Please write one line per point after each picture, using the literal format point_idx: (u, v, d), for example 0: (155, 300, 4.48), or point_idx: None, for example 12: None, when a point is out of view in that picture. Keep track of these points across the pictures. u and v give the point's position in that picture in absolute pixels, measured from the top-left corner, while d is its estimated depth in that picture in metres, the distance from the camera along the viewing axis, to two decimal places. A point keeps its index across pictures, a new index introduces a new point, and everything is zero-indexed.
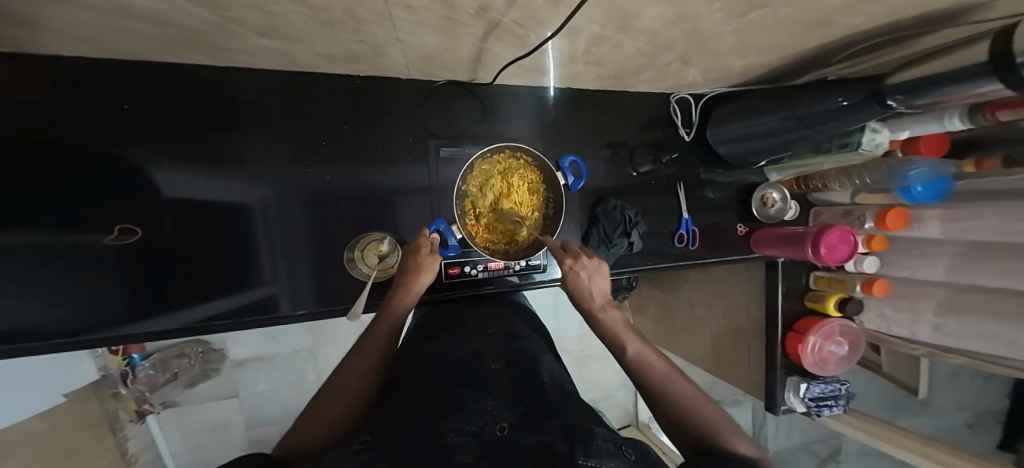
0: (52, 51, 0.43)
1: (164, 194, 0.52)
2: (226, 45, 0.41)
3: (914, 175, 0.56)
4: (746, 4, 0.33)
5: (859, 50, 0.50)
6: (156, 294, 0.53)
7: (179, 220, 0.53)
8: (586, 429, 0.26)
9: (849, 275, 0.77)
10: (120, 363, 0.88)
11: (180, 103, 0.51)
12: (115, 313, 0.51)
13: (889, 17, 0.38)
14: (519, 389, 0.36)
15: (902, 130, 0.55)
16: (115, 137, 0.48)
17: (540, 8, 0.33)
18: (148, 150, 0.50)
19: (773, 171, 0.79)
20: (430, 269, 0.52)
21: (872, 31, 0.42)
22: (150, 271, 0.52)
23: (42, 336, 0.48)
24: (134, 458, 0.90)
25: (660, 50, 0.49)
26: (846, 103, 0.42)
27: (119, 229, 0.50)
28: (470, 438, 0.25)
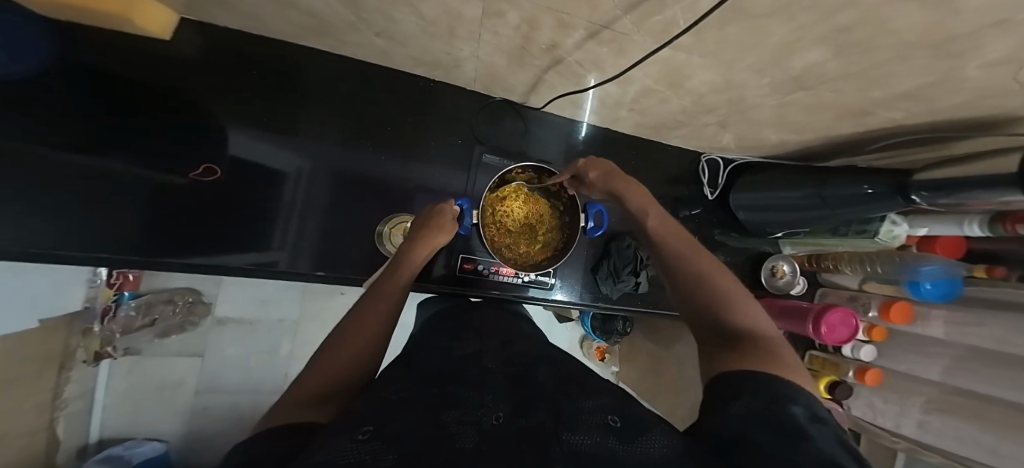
0: (211, 21, 0.52)
1: (229, 152, 0.56)
2: (345, 38, 0.49)
3: (927, 273, 0.58)
4: (793, 82, 0.38)
5: (896, 143, 0.53)
6: (178, 234, 0.54)
7: (233, 174, 0.56)
8: (576, 410, 0.29)
9: (844, 359, 0.77)
10: (108, 298, 0.87)
11: (256, 67, 0.56)
12: (133, 241, 0.52)
13: (922, 119, 0.42)
14: (517, 383, 0.36)
15: (920, 226, 0.57)
16: (205, 88, 0.54)
17: (606, 55, 0.37)
18: (233, 109, 0.55)
19: (786, 244, 0.81)
20: (448, 230, 0.58)
21: (904, 128, 0.46)
22: (187, 210, 0.54)
23: (67, 250, 0.47)
24: (64, 404, 0.80)
25: (701, 112, 0.54)
26: (871, 191, 0.46)
27: (202, 167, 0.55)
28: (470, 428, 0.25)
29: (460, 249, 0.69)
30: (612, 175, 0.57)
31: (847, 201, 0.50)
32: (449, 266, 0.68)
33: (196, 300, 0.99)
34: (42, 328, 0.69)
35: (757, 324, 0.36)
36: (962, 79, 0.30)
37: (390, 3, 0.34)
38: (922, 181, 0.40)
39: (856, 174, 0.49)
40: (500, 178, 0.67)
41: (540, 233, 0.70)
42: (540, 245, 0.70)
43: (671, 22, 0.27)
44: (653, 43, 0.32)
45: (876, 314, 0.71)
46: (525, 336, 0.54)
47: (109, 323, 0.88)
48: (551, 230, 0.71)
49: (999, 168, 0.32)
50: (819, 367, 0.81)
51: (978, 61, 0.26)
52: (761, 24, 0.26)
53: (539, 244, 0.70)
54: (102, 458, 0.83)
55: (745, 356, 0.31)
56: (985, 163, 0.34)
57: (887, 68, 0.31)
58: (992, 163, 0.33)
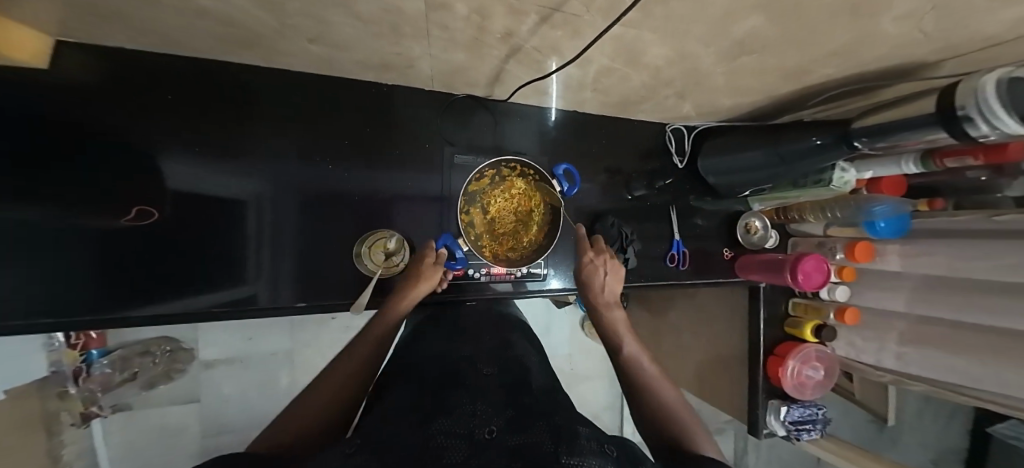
0: (113, 43, 0.44)
1: (170, 185, 0.50)
2: (274, 47, 0.46)
3: (880, 212, 0.64)
4: (738, 48, 0.39)
5: (832, 96, 0.58)
6: (129, 284, 0.48)
7: (180, 211, 0.51)
8: (571, 429, 0.28)
9: (824, 303, 0.83)
10: (75, 359, 0.78)
11: (192, 90, 0.51)
12: (78, 299, 0.45)
13: (857, 69, 0.45)
14: (512, 396, 0.37)
15: (866, 170, 0.62)
16: (129, 116, 0.47)
17: (561, 39, 0.37)
18: (171, 137, 0.49)
19: (756, 202, 0.83)
20: (430, 278, 0.56)
21: (843, 79, 0.49)
22: (135, 257, 0.48)
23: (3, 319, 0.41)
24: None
25: (660, 85, 0.55)
26: (818, 142, 0.50)
27: (136, 210, 0.48)
28: (459, 440, 0.25)
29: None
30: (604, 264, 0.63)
31: (802, 153, 0.53)
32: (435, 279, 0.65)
33: (176, 347, 0.94)
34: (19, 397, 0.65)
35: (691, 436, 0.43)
36: (883, 31, 0.32)
37: (325, 9, 0.32)
38: (861, 129, 0.45)
39: (803, 129, 0.53)
40: (478, 173, 0.66)
41: (529, 219, 0.70)
42: (537, 227, 0.71)
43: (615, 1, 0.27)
44: (603, 22, 0.32)
45: (843, 256, 0.77)
46: (520, 346, 0.57)
47: (86, 383, 0.81)
48: (539, 210, 0.71)
49: (922, 109, 0.38)
50: (802, 313, 0.87)
51: (891, 15, 0.28)
52: None
53: (535, 228, 0.71)
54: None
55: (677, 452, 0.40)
56: (909, 108, 0.40)
57: (818, 29, 0.32)
58: (914, 107, 0.39)
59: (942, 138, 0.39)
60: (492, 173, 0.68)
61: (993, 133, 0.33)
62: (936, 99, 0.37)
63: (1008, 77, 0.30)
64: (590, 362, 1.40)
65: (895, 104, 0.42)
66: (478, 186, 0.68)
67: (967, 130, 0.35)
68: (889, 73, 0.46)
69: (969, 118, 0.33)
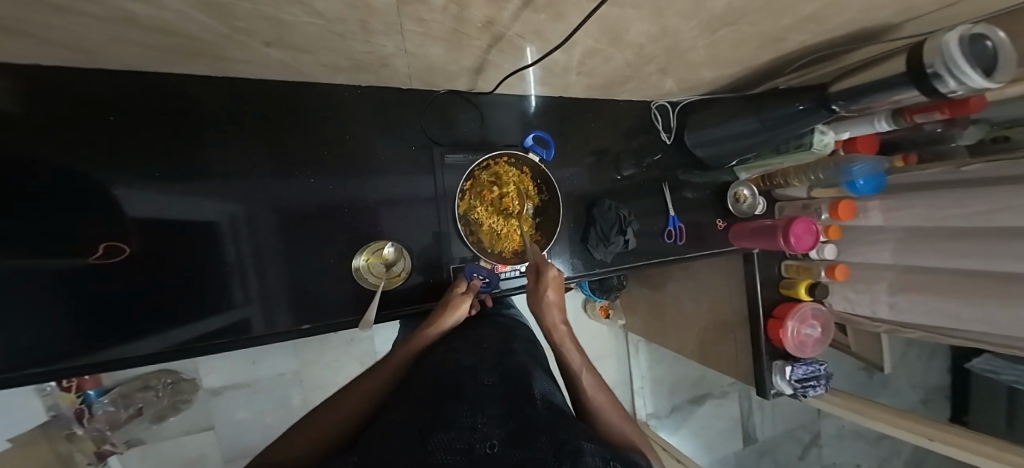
0: (34, 60, 0.39)
1: (129, 215, 0.47)
2: (223, 54, 0.43)
3: (858, 171, 0.66)
4: (719, 21, 0.39)
5: (805, 63, 0.60)
6: (108, 324, 0.46)
7: (148, 243, 0.48)
8: (575, 445, 0.28)
9: (814, 262, 0.86)
10: (73, 402, 0.77)
11: (161, 110, 0.48)
12: (57, 345, 0.44)
13: (828, 34, 0.47)
14: (511, 404, 0.37)
15: (841, 132, 0.64)
16: (72, 146, 0.43)
17: (542, 23, 0.37)
18: (126, 165, 0.46)
19: (741, 170, 0.86)
20: (458, 306, 0.56)
21: (815, 44, 0.51)
22: (107, 296, 0.46)
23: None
24: None
25: (644, 63, 0.55)
26: (801, 107, 0.51)
27: (104, 247, 0.46)
28: (458, 456, 0.26)
29: (434, 264, 0.68)
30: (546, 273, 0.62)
31: (783, 120, 0.54)
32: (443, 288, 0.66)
33: (179, 378, 0.89)
34: None
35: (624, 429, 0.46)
36: None
37: (291, 12, 0.31)
38: (838, 92, 0.47)
39: (784, 95, 0.54)
40: (471, 173, 0.68)
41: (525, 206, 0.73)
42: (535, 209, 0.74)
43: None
44: (587, 2, 0.32)
45: (828, 216, 0.80)
46: (521, 351, 0.56)
47: (91, 423, 0.79)
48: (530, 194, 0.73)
49: (893, 70, 0.40)
50: (794, 273, 0.90)
51: None
52: None
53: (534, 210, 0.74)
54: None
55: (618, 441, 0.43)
56: (882, 69, 0.42)
57: None
58: (884, 69, 0.42)
59: (909, 97, 0.42)
60: (470, 184, 0.69)
61: (960, 89, 0.35)
62: (904, 59, 0.39)
63: (966, 34, 0.33)
64: (597, 344, 1.43)
65: (867, 66, 0.44)
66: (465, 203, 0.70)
67: (936, 86, 0.37)
68: (854, 34, 0.48)
69: (938, 76, 0.35)
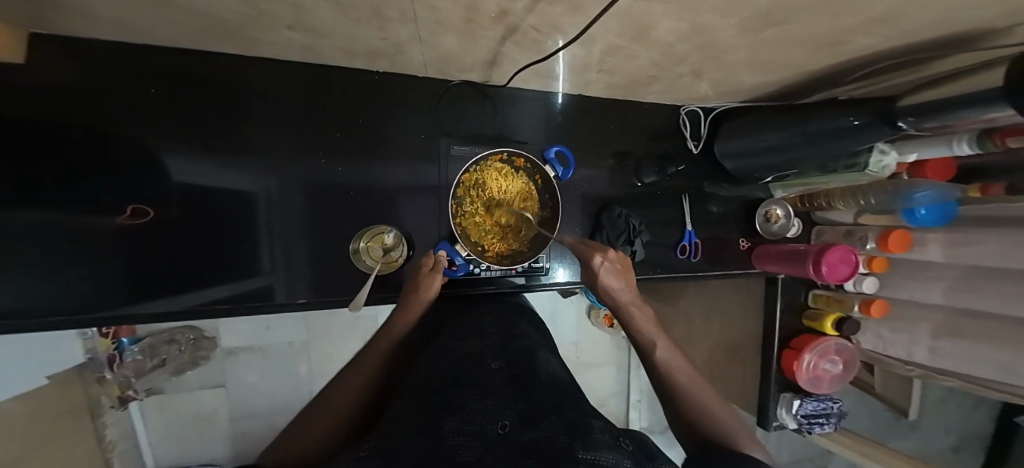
0: (85, 35, 0.43)
1: (173, 180, 0.51)
2: (247, 35, 0.44)
3: (921, 199, 0.57)
4: (762, 20, 0.35)
5: (872, 71, 0.53)
6: (151, 279, 0.51)
7: (184, 208, 0.52)
8: (584, 422, 0.26)
9: (847, 294, 0.79)
10: (108, 347, 0.84)
11: (196, 88, 0.51)
12: (99, 296, 0.49)
13: (896, 42, 0.40)
14: (518, 389, 0.35)
15: (910, 152, 0.56)
16: (125, 119, 0.48)
17: (561, 15, 0.34)
18: (166, 136, 0.50)
19: (778, 188, 0.79)
20: (429, 288, 0.55)
21: (880, 53, 0.44)
22: (150, 252, 0.51)
23: (33, 314, 0.45)
24: (111, 446, 0.83)
25: (672, 63, 0.51)
26: (857, 123, 0.43)
27: (132, 209, 0.49)
28: (469, 438, 0.23)
29: None
30: (619, 268, 0.56)
31: (828, 134, 0.48)
32: None
33: (199, 336, 0.95)
34: (56, 383, 0.68)
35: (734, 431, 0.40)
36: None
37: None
38: (909, 107, 0.38)
39: (838, 106, 0.46)
40: (472, 165, 0.62)
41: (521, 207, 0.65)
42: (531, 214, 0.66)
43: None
44: None
45: (874, 246, 0.71)
46: (527, 336, 0.55)
47: (119, 369, 0.86)
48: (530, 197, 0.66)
49: (987, 83, 0.30)
50: (824, 305, 0.83)
51: None
52: None
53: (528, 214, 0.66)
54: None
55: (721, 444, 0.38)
56: (975, 79, 0.32)
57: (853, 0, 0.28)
58: (974, 80, 0.32)
59: (1006, 116, 0.32)
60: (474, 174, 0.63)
61: None
62: (1004, 69, 0.29)
63: None
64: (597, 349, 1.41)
65: (958, 76, 0.34)
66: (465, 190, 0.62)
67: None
68: (929, 42, 0.41)
69: None
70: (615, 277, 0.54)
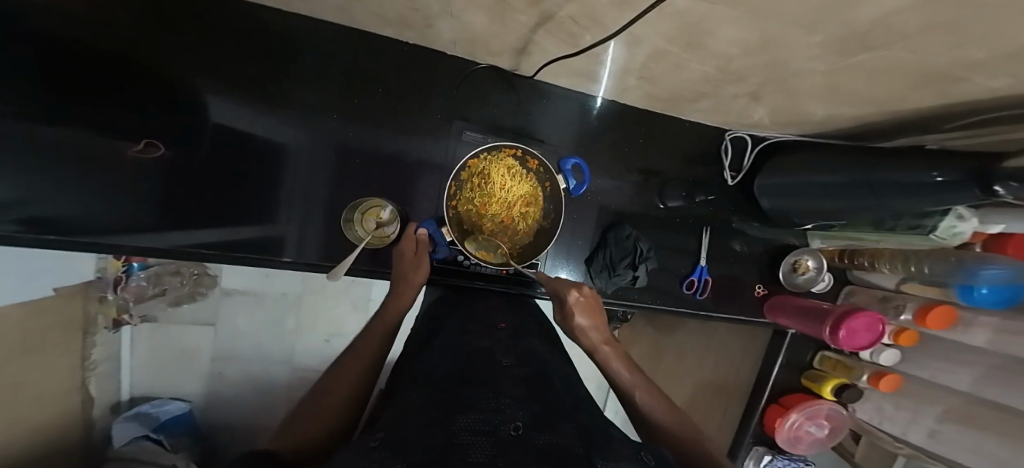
0: None
1: (212, 120, 0.54)
2: None
3: (985, 277, 0.48)
4: (852, 41, 0.31)
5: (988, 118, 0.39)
6: (179, 213, 0.54)
7: (214, 149, 0.55)
8: (602, 436, 0.24)
9: (859, 363, 0.74)
10: (117, 269, 0.83)
11: (245, 40, 0.54)
12: (117, 222, 0.51)
13: (981, 99, 0.35)
14: (534, 391, 0.31)
15: (996, 223, 0.45)
16: (182, 53, 0.52)
17: (605, 9, 0.32)
18: (210, 79, 0.53)
19: (816, 237, 0.72)
20: (420, 269, 0.56)
21: (957, 109, 0.39)
22: (179, 185, 0.54)
23: (68, 233, 0.49)
24: (93, 365, 0.82)
25: (729, 79, 0.47)
26: (941, 179, 0.35)
27: (146, 142, 0.52)
28: (482, 438, 0.20)
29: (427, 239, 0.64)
30: (587, 303, 0.54)
31: (904, 189, 0.40)
32: None
33: (202, 272, 0.96)
34: (60, 296, 0.71)
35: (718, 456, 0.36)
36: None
37: None
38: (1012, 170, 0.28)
39: (918, 158, 0.38)
40: (480, 154, 0.59)
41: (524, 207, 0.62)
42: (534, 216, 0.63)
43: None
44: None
45: (909, 318, 0.64)
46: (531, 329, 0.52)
47: (121, 291, 0.86)
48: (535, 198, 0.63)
49: None
50: (829, 368, 0.78)
51: None
52: None
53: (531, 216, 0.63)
54: (130, 416, 0.86)
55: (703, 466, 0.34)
56: None
57: (932, 32, 0.25)
58: None
59: None
60: (481, 163, 0.60)
61: None
62: None
63: None
64: None
65: None
66: (468, 178, 0.60)
67: None
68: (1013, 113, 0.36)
69: None
70: (586, 312, 0.52)
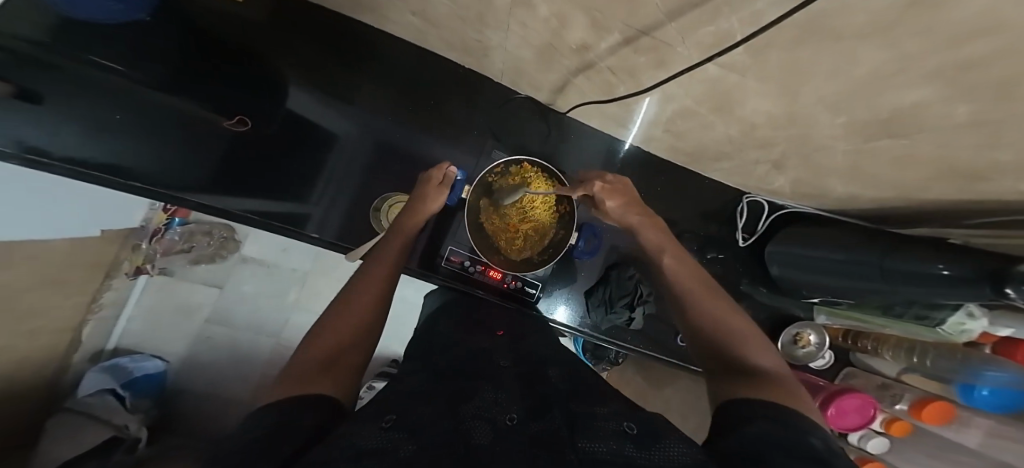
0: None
1: (286, 106, 0.62)
2: (381, 10, 0.52)
3: (988, 378, 0.46)
4: (875, 126, 0.34)
5: (999, 221, 0.39)
6: (227, 177, 0.60)
7: (281, 129, 0.62)
8: (591, 415, 0.26)
9: (845, 445, 0.69)
10: (160, 221, 0.91)
11: (328, 42, 0.62)
12: (175, 177, 0.58)
13: (988, 202, 0.37)
14: (530, 386, 0.33)
15: (1004, 327, 0.42)
16: (278, 46, 0.60)
17: (642, 66, 0.38)
18: (292, 70, 0.61)
19: (822, 312, 0.70)
20: (436, 199, 0.57)
21: (969, 208, 0.40)
22: (239, 154, 0.60)
23: (132, 177, 0.56)
24: (98, 309, 0.85)
25: (753, 146, 0.50)
26: (946, 272, 0.36)
27: (237, 119, 0.59)
28: (483, 425, 0.23)
29: (438, 240, 0.67)
30: (621, 192, 0.54)
31: (911, 278, 0.40)
32: (433, 255, 0.67)
33: (230, 237, 1.00)
34: (105, 237, 0.77)
35: (765, 361, 0.36)
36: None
37: None
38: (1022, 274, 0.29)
39: (930, 249, 0.39)
40: (538, 164, 0.63)
41: (538, 232, 0.64)
42: (536, 245, 0.64)
43: (722, 35, 0.27)
44: (695, 56, 0.32)
45: (904, 409, 0.60)
46: (535, 334, 0.52)
47: (154, 243, 0.93)
48: (552, 231, 0.64)
49: None
50: None
51: None
52: (839, 48, 0.24)
53: (535, 242, 0.64)
54: (105, 367, 0.87)
55: (754, 383, 0.32)
56: None
57: (930, 118, 0.28)
58: None
59: None
60: (533, 172, 0.63)
61: None
62: None
63: None
64: None
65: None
66: (515, 174, 0.63)
67: None
68: (1004, 220, 0.38)
69: None
70: (614, 195, 0.54)
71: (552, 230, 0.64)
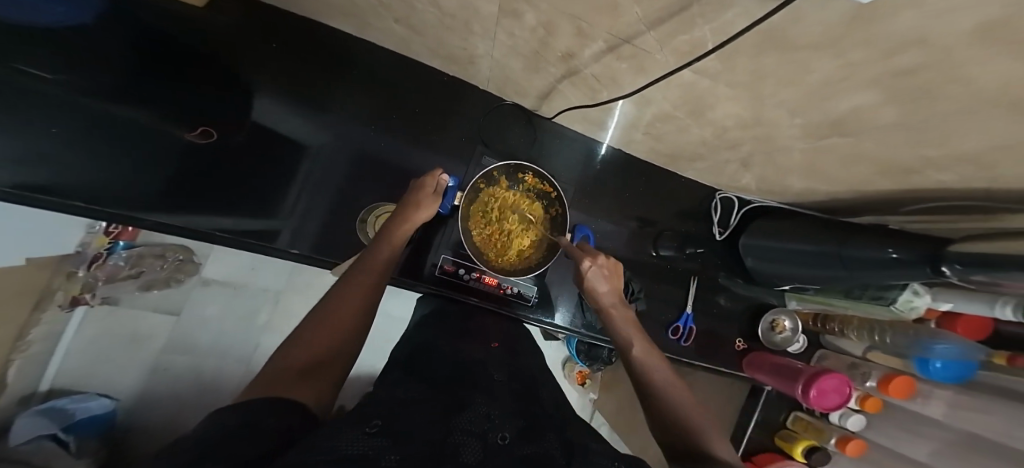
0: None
1: (253, 118, 0.58)
2: (364, 17, 0.52)
3: (939, 351, 0.53)
4: (828, 128, 0.38)
5: (928, 208, 0.45)
6: (187, 190, 0.55)
7: (250, 138, 0.59)
8: (581, 445, 0.28)
9: (826, 425, 0.76)
10: (102, 246, 0.82)
11: (304, 50, 0.60)
12: (125, 193, 0.52)
13: (921, 192, 0.42)
14: (522, 403, 0.33)
15: (943, 301, 0.50)
16: (249, 54, 0.57)
17: (623, 72, 0.40)
18: (266, 78, 0.58)
19: (792, 298, 0.75)
20: (428, 207, 0.56)
21: (906, 199, 0.46)
22: (202, 167, 0.56)
23: (73, 194, 0.50)
24: (26, 345, 0.74)
25: (724, 147, 0.54)
26: (895, 255, 0.40)
27: (201, 130, 0.55)
28: (472, 442, 0.23)
29: (425, 248, 0.65)
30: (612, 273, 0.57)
31: (865, 263, 0.44)
32: (422, 264, 0.65)
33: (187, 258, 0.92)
34: (34, 264, 0.68)
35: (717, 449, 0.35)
36: (957, 148, 0.30)
37: None
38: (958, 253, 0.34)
39: (881, 235, 0.44)
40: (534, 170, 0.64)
41: (530, 236, 0.64)
42: (528, 251, 0.64)
43: (695, 43, 0.29)
44: (673, 63, 0.34)
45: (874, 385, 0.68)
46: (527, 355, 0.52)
47: (95, 269, 0.83)
48: (543, 236, 0.65)
49: None
50: (801, 429, 0.79)
51: (963, 132, 0.27)
52: (791, 57, 0.28)
53: (528, 247, 0.64)
54: (40, 410, 0.74)
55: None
56: None
57: (872, 119, 0.32)
58: None
59: None
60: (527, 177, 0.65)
61: None
62: None
63: None
64: None
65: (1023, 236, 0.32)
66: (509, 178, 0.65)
67: None
68: (933, 206, 0.44)
69: None
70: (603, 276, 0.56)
71: (544, 235, 0.65)
